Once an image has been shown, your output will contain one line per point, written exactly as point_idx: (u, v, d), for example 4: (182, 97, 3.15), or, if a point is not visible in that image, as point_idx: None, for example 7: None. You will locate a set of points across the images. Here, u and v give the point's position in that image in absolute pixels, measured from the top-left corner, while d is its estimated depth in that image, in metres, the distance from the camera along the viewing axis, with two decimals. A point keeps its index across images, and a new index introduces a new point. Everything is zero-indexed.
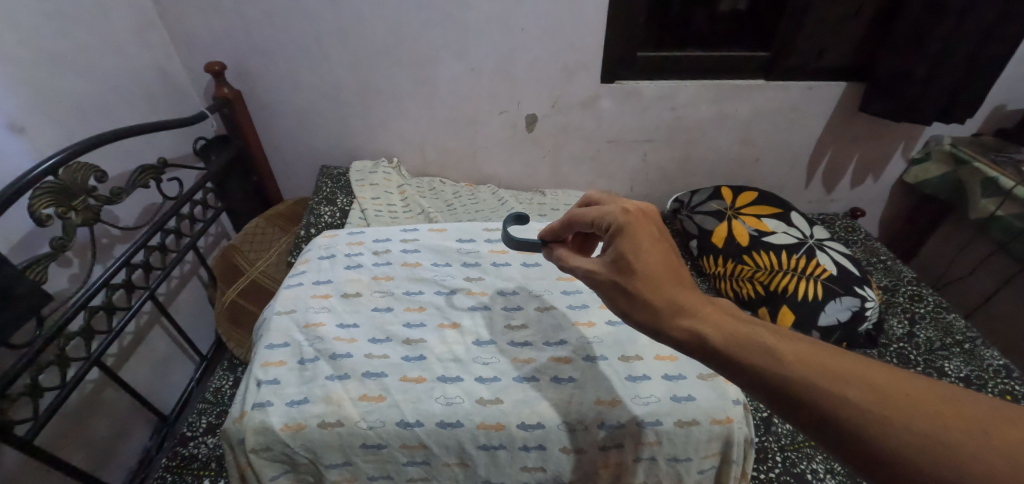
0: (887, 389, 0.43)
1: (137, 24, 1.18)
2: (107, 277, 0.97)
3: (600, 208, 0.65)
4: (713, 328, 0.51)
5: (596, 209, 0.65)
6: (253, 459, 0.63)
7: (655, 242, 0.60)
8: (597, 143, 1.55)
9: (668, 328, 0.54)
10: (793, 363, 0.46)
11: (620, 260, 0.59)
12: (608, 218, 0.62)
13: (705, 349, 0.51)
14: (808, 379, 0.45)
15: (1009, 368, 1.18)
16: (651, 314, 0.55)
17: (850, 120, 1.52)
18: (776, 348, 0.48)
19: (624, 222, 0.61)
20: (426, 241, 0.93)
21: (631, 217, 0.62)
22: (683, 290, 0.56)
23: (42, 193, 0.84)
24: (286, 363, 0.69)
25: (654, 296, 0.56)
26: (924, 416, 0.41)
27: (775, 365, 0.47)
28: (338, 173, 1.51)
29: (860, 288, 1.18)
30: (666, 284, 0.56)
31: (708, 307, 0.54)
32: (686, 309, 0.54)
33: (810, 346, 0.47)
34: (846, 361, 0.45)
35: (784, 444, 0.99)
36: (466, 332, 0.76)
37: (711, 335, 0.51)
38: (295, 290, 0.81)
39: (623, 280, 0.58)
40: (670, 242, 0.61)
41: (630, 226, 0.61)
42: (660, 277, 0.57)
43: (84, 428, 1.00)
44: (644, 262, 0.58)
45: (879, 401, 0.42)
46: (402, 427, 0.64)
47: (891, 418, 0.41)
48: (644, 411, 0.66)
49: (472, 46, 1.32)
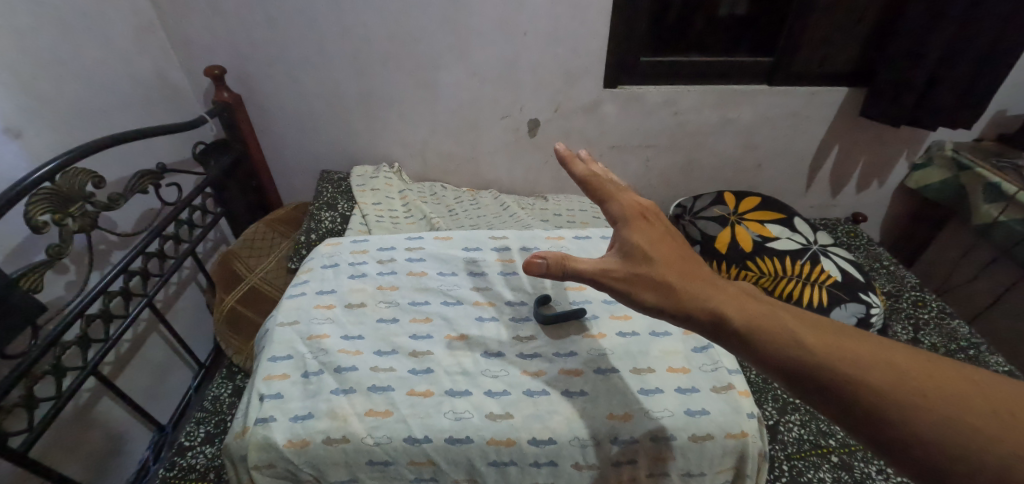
0: (906, 369, 0.43)
1: (136, 28, 1.17)
2: (103, 285, 0.95)
3: (609, 200, 0.64)
4: (735, 310, 0.52)
5: (605, 199, 0.65)
6: (256, 477, 0.62)
7: (660, 235, 0.62)
8: (599, 148, 1.54)
9: (688, 311, 0.54)
10: (810, 342, 0.47)
11: (631, 252, 0.60)
12: (617, 212, 0.63)
13: (723, 327, 0.52)
14: (831, 361, 0.45)
15: (1014, 374, 1.18)
16: (670, 298, 0.56)
17: (855, 129, 1.53)
18: (793, 328, 0.48)
19: (634, 218, 0.62)
20: (430, 249, 0.91)
21: (639, 213, 0.63)
22: (702, 276, 0.57)
23: (38, 200, 0.82)
24: (289, 376, 0.68)
25: (673, 280, 0.57)
26: (940, 395, 0.41)
27: (794, 345, 0.47)
28: (338, 178, 1.49)
29: (865, 294, 1.18)
30: (681, 273, 0.57)
31: (727, 290, 0.55)
32: (704, 293, 0.55)
33: (829, 326, 0.48)
34: (865, 343, 0.45)
35: (791, 453, 1.01)
36: (474, 344, 0.74)
37: (732, 316, 0.52)
38: (297, 300, 0.79)
39: (639, 267, 0.59)
40: (677, 238, 0.63)
41: (637, 218, 0.63)
42: (672, 267, 0.58)
43: (78, 438, 0.98)
44: (656, 255, 0.59)
45: (899, 381, 0.42)
46: (409, 443, 0.62)
47: (909, 397, 0.41)
48: (658, 426, 0.65)
49: (474, 50, 1.32)
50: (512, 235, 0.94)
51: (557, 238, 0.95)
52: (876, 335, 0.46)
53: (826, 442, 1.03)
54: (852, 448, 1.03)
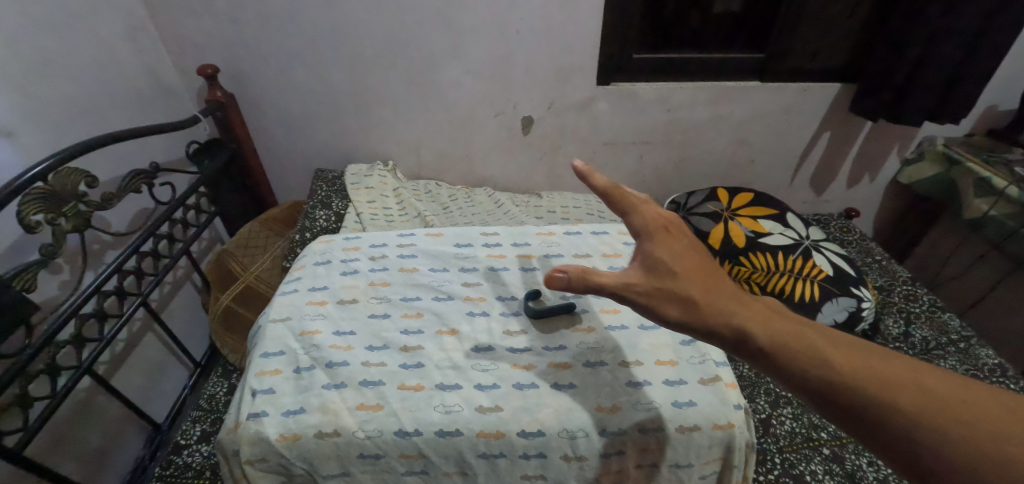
0: (941, 394, 0.42)
1: (128, 28, 1.17)
2: (98, 284, 0.95)
3: (630, 210, 0.61)
4: (762, 328, 0.51)
5: (627, 208, 0.61)
6: (249, 471, 0.62)
7: (684, 247, 0.59)
8: (593, 145, 1.54)
9: (713, 328, 0.53)
10: (841, 364, 0.46)
11: (654, 265, 0.57)
12: (638, 222, 0.60)
13: (749, 346, 0.51)
14: (861, 381, 0.44)
15: (1004, 367, 1.20)
16: (694, 314, 0.54)
17: (843, 125, 1.54)
18: (823, 348, 0.47)
19: (656, 229, 0.60)
20: (422, 246, 0.92)
21: (661, 224, 0.60)
22: (727, 290, 0.56)
23: (31, 199, 0.82)
24: (281, 372, 0.68)
25: (696, 295, 0.55)
26: (978, 422, 0.40)
27: (825, 367, 0.46)
28: (333, 177, 1.49)
29: (856, 288, 1.19)
30: (705, 288, 0.56)
31: (754, 306, 0.53)
32: (729, 310, 0.53)
33: (859, 346, 0.47)
34: (898, 365, 0.44)
35: (782, 446, 1.02)
36: (464, 338, 0.75)
37: (758, 334, 0.50)
38: (290, 297, 0.79)
39: (662, 281, 0.56)
40: (700, 250, 0.60)
41: (660, 230, 0.60)
42: (696, 282, 0.56)
43: (74, 437, 0.98)
44: (680, 268, 0.57)
45: (934, 406, 0.41)
46: (400, 436, 0.63)
47: (946, 424, 0.40)
48: (646, 418, 0.66)
49: (467, 49, 1.32)
50: (503, 232, 0.95)
51: (548, 234, 0.96)
52: (908, 356, 0.45)
53: (817, 435, 1.05)
54: (843, 440, 1.04)
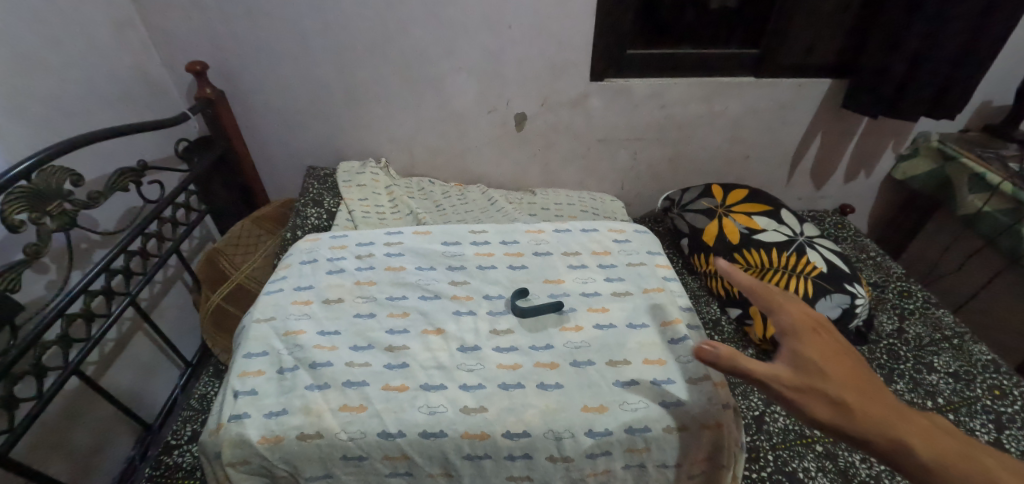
0: None
1: (114, 24, 1.15)
2: (85, 283, 0.94)
3: (775, 308, 0.62)
4: (926, 445, 0.50)
5: (773, 307, 0.63)
6: (231, 475, 0.62)
7: (833, 349, 0.59)
8: (587, 142, 1.53)
9: (871, 437, 0.52)
10: None
11: (809, 366, 0.57)
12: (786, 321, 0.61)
13: (917, 464, 0.49)
14: None
15: (997, 363, 1.20)
16: (856, 425, 0.52)
17: (838, 121, 1.53)
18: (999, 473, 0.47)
19: (803, 326, 0.60)
20: (409, 243, 0.91)
21: (810, 325, 0.61)
22: (882, 396, 0.54)
23: (15, 198, 0.81)
24: (265, 373, 0.68)
25: (854, 402, 0.54)
26: None
27: None
28: (324, 174, 1.47)
29: (850, 285, 1.18)
30: (866, 397, 0.54)
31: (918, 421, 0.52)
32: (896, 425, 0.51)
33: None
34: None
35: (775, 443, 1.02)
36: (450, 337, 0.74)
37: (921, 451, 0.50)
38: (274, 296, 0.79)
39: (815, 381, 0.56)
40: (851, 350, 0.59)
41: (808, 330, 0.60)
42: (857, 388, 0.55)
43: (62, 438, 0.97)
44: (837, 373, 0.56)
45: None
46: (383, 438, 0.63)
47: None
48: (632, 417, 0.66)
49: (459, 44, 1.31)
50: (493, 229, 0.95)
51: (537, 231, 0.95)
52: None
53: (810, 432, 1.05)
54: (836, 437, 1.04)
